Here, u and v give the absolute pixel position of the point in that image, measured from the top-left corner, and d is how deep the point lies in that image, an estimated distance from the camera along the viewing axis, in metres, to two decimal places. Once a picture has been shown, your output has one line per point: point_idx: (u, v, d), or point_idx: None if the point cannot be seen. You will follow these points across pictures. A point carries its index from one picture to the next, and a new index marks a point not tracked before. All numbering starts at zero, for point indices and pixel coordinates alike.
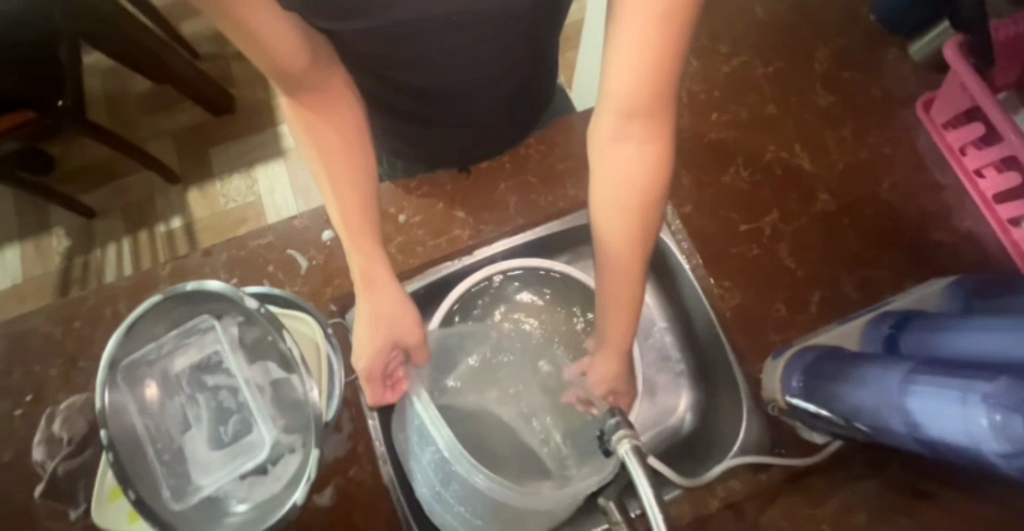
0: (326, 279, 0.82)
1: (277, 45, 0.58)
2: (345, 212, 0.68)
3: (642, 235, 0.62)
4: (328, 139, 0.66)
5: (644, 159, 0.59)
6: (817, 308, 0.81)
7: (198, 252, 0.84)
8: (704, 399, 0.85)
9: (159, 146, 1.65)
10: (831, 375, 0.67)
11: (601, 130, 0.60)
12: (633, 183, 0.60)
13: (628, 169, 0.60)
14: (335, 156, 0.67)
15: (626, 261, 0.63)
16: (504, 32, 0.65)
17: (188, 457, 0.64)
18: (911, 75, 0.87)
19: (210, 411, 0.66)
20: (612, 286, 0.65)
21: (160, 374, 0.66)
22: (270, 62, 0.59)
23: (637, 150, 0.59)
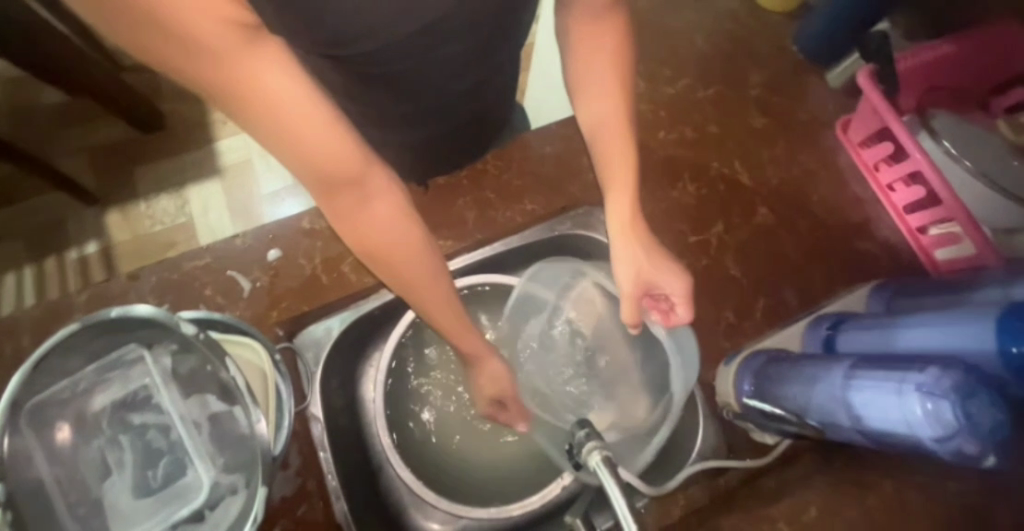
0: (272, 301, 0.77)
1: (301, 135, 0.48)
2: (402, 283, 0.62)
3: (624, 106, 0.70)
4: (382, 240, 0.58)
5: (609, 49, 0.68)
6: (762, 314, 0.85)
7: (122, 276, 0.76)
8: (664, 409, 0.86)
9: (73, 164, 1.50)
10: (781, 375, 0.71)
11: (573, 35, 0.68)
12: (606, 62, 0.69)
13: (602, 57, 0.68)
14: (389, 246, 0.58)
15: (617, 121, 0.70)
16: (467, 50, 0.65)
17: (109, 507, 0.56)
18: (831, 100, 0.96)
19: (136, 453, 0.58)
20: (612, 155, 0.70)
21: (73, 414, 0.57)
22: (319, 167, 0.50)
23: (598, 44, 0.68)
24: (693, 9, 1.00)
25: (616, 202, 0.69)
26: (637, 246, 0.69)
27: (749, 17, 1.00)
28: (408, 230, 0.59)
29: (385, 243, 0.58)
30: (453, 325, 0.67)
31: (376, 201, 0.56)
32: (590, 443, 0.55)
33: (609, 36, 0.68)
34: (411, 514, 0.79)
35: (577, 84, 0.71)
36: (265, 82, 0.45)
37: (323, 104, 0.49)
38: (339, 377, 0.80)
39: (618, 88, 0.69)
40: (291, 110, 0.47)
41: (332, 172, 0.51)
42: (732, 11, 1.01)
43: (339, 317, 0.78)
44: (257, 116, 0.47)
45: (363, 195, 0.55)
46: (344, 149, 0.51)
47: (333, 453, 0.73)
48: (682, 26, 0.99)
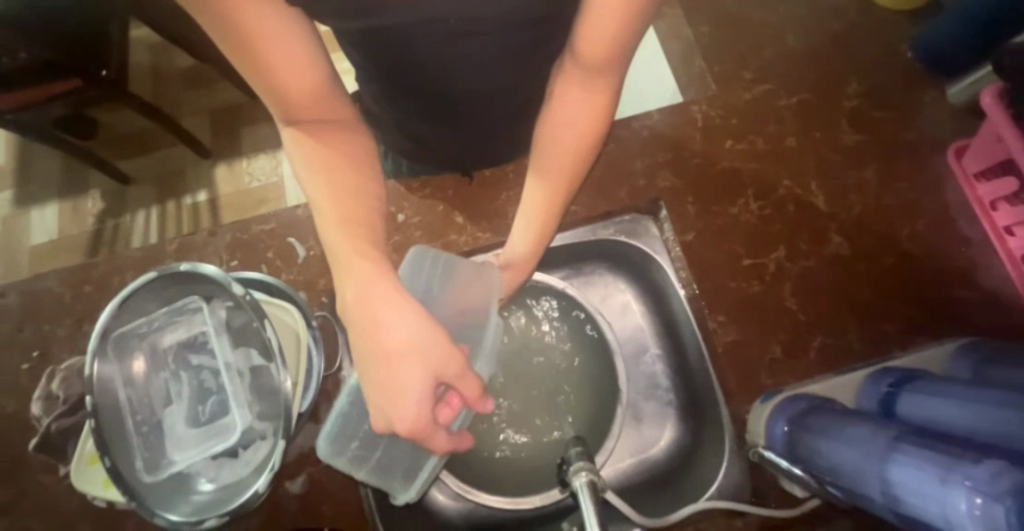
0: (321, 270, 0.83)
1: (277, 67, 0.59)
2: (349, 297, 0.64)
3: (586, 146, 0.69)
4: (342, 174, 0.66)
5: (602, 96, 0.66)
6: (816, 354, 0.77)
7: (204, 231, 0.86)
8: (689, 437, 0.82)
9: (194, 121, 1.71)
10: (818, 428, 0.64)
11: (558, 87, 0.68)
12: (588, 106, 0.67)
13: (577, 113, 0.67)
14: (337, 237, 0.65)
15: (571, 156, 0.69)
16: (516, 43, 0.65)
17: (166, 430, 0.66)
18: (949, 119, 0.83)
19: (191, 389, 0.68)
20: (552, 179, 0.71)
21: (147, 348, 0.68)
22: (286, 99, 0.62)
23: (582, 99, 0.66)
24: (790, 4, 0.90)
25: (528, 221, 0.73)
26: (519, 274, 0.75)
27: (857, 16, 0.88)
28: (361, 172, 0.68)
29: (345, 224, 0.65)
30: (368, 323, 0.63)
31: (330, 139, 0.67)
32: (578, 463, 0.55)
33: (593, 97, 0.66)
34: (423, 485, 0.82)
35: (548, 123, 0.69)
36: (255, 27, 0.56)
37: (305, 54, 0.60)
38: None
39: (589, 132, 0.68)
40: (287, 62, 0.59)
41: (296, 104, 0.63)
42: (838, 9, 0.89)
43: None
44: (245, 54, 0.57)
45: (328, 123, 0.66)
46: (310, 89, 0.62)
47: None
48: (774, 23, 0.89)
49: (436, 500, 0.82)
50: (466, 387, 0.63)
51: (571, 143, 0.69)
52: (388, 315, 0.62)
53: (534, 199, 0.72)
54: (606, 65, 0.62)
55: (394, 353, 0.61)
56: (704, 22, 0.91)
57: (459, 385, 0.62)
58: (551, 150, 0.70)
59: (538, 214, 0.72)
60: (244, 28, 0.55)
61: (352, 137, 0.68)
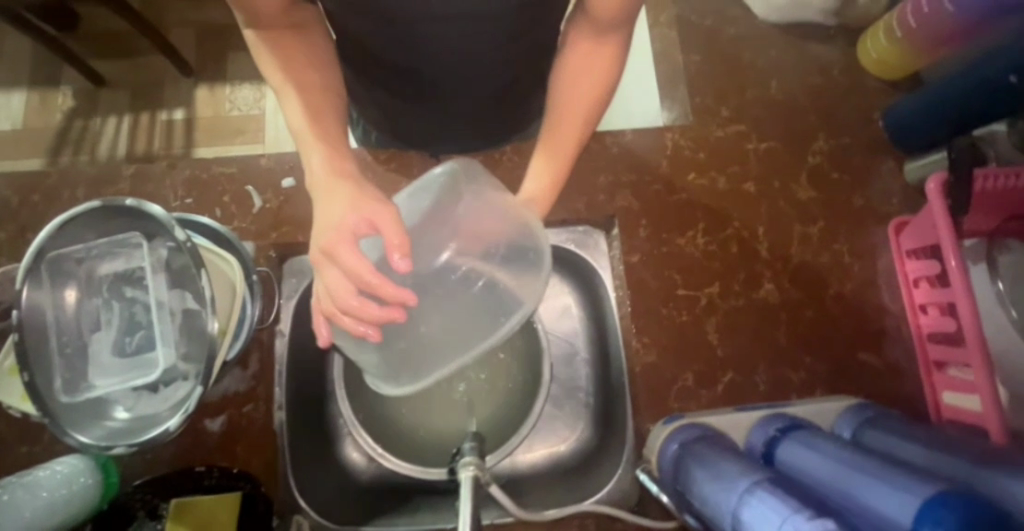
0: (274, 224, 0.84)
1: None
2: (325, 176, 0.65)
3: (589, 104, 0.71)
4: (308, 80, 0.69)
5: (609, 54, 0.69)
6: (723, 389, 0.82)
7: (163, 163, 0.86)
8: (596, 441, 0.87)
9: (181, 35, 1.65)
10: (699, 455, 0.69)
11: (570, 43, 0.70)
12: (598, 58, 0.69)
13: (590, 64, 0.70)
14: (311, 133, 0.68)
15: (581, 113, 0.71)
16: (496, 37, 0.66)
17: (90, 355, 0.68)
18: (898, 193, 0.87)
19: (120, 320, 0.69)
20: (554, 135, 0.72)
21: (82, 274, 0.69)
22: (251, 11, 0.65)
23: (592, 51, 0.69)
24: (779, 51, 0.92)
25: (545, 163, 0.72)
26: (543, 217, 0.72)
27: (839, 77, 0.91)
28: (324, 83, 0.71)
29: (311, 111, 0.68)
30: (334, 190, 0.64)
31: (292, 50, 0.69)
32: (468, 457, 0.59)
33: (600, 53, 0.69)
34: (341, 442, 0.87)
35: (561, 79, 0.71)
36: None
37: None
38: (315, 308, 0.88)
39: (593, 90, 0.70)
40: None
41: (261, 14, 0.66)
42: (822, 65, 0.91)
43: None
44: None
45: (293, 31, 0.69)
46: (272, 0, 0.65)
47: (288, 369, 0.83)
48: (759, 66, 0.91)
49: (350, 457, 0.86)
50: (391, 229, 0.59)
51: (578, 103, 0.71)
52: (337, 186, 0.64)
53: (550, 149, 0.72)
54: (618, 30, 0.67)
55: (331, 196, 0.63)
56: (694, 51, 0.92)
57: (381, 228, 0.59)
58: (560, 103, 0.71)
59: (553, 164, 0.72)
60: None
61: (315, 50, 0.71)
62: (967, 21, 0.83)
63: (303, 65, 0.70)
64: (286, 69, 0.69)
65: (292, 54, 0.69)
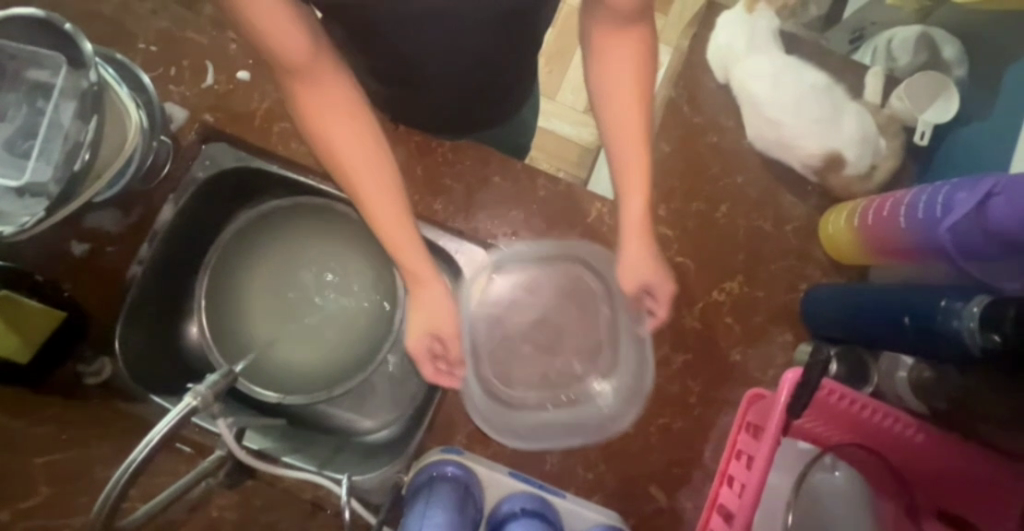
0: (214, 106, 0.88)
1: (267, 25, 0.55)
2: (394, 245, 0.67)
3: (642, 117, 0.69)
4: (345, 147, 0.64)
5: (632, 52, 0.67)
6: (513, 450, 0.84)
7: (148, 4, 0.89)
8: (394, 430, 0.91)
9: None
10: None
11: (595, 51, 0.68)
12: (629, 63, 0.67)
13: (625, 71, 0.67)
14: (368, 201, 0.65)
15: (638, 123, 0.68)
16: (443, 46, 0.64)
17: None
18: (777, 366, 0.85)
19: (23, 122, 0.75)
20: (630, 180, 0.69)
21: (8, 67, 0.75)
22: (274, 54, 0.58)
23: (626, 58, 0.67)
24: (747, 181, 0.88)
25: (643, 189, 0.69)
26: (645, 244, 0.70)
27: (787, 233, 0.87)
28: (361, 136, 0.64)
29: (359, 168, 0.64)
30: (400, 236, 0.66)
31: (332, 119, 0.63)
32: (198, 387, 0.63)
33: (627, 56, 0.67)
34: (187, 316, 0.94)
35: (601, 92, 0.69)
36: None
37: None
38: (220, 196, 0.92)
39: (632, 96, 0.68)
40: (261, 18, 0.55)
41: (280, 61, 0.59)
42: (779, 213, 0.88)
43: (234, 154, 0.88)
44: None
45: (314, 83, 0.61)
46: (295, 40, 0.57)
47: (163, 234, 0.86)
48: (720, 186, 0.88)
49: (188, 332, 0.94)
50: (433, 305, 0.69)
51: (632, 120, 0.68)
52: (424, 297, 0.69)
53: (628, 183, 0.69)
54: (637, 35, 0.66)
55: (404, 252, 0.67)
56: (669, 141, 0.89)
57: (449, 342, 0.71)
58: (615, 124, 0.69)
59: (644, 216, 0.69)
60: None
61: (343, 100, 0.63)
62: (915, 247, 0.72)
63: (335, 130, 0.63)
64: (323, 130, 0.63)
65: (320, 111, 0.62)
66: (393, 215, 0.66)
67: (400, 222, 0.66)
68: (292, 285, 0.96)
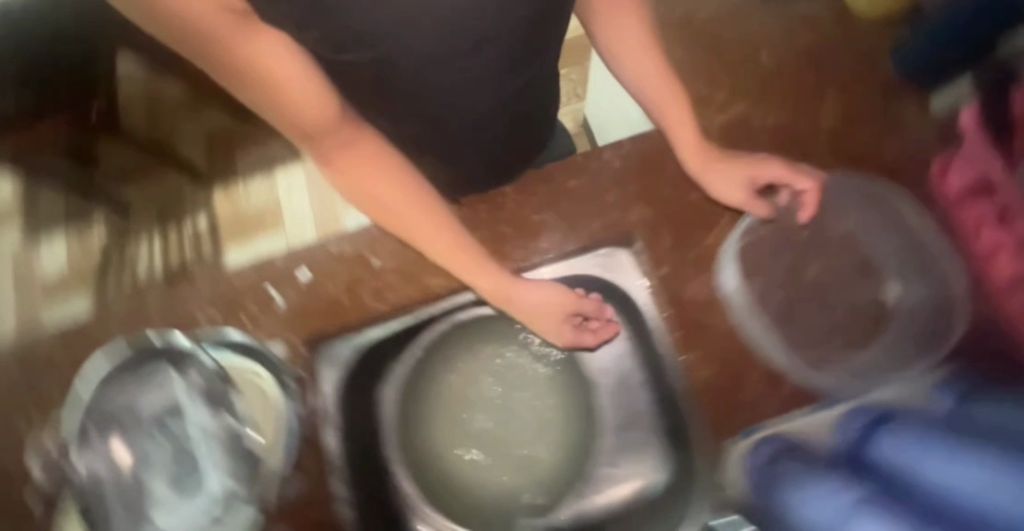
0: (299, 318, 0.85)
1: (301, 94, 0.68)
2: (439, 249, 0.79)
3: (654, 55, 0.84)
4: (373, 187, 0.80)
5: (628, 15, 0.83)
6: (797, 387, 0.74)
7: (182, 284, 0.88)
8: (678, 464, 0.78)
9: (189, 151, 1.78)
10: (784, 477, 0.61)
11: (604, 32, 0.85)
12: (631, 29, 0.83)
13: (624, 32, 0.84)
14: (401, 211, 0.80)
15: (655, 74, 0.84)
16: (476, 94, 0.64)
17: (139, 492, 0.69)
18: (933, 132, 0.80)
19: (171, 459, 0.70)
20: (681, 127, 0.82)
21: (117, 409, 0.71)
22: (294, 118, 0.70)
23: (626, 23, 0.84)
24: (762, 19, 0.87)
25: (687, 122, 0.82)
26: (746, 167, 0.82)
27: (834, 28, 0.85)
28: (397, 176, 0.81)
29: (371, 193, 0.81)
30: (463, 255, 0.78)
31: (349, 170, 0.79)
32: None
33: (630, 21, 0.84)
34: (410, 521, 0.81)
35: (624, 61, 0.85)
36: (257, 56, 0.64)
37: (301, 76, 0.67)
38: (357, 390, 0.83)
39: (649, 55, 0.84)
40: (298, 89, 0.68)
41: (296, 119, 0.71)
42: (812, 20, 0.86)
43: (346, 345, 0.82)
44: (253, 80, 0.66)
45: (340, 142, 0.77)
46: (320, 103, 0.70)
47: (344, 462, 0.79)
48: (745, 40, 0.87)
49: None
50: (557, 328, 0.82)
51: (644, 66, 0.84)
52: (529, 292, 0.81)
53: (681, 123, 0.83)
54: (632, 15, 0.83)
55: (440, 252, 0.79)
56: (675, 43, 0.88)
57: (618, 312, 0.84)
58: (634, 79, 0.85)
59: (718, 131, 0.85)
60: (239, 54, 0.64)
61: (363, 146, 0.79)
62: None
63: (357, 168, 0.79)
64: (348, 175, 0.80)
65: (340, 153, 0.78)
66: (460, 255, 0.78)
67: (421, 220, 0.80)
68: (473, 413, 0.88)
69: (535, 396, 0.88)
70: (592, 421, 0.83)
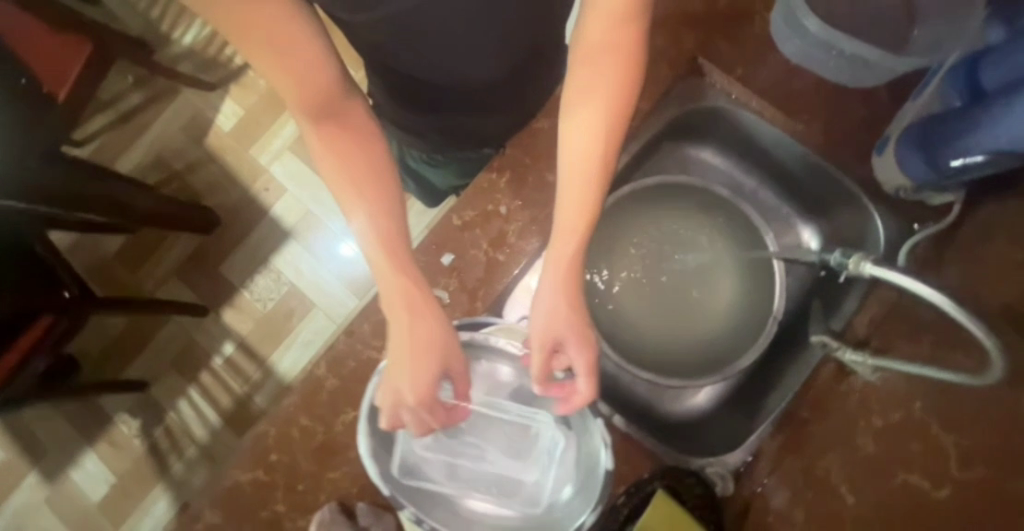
0: (470, 295, 0.85)
1: (287, 47, 0.61)
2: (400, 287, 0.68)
3: (612, 92, 0.69)
4: (353, 161, 0.69)
5: (627, 19, 0.67)
6: (888, 96, 0.86)
7: (341, 337, 0.84)
8: (824, 223, 0.93)
9: (168, 289, 1.61)
10: (962, 131, 0.73)
11: (580, 46, 0.69)
12: (628, 35, 0.67)
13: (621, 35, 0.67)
14: (379, 228, 0.69)
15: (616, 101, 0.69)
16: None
17: (489, 466, 0.73)
18: None
19: (482, 438, 0.74)
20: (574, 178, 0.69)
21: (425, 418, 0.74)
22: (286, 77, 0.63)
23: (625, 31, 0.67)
24: None
25: (584, 142, 0.69)
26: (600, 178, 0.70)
27: None
28: (383, 190, 0.70)
29: (384, 212, 0.69)
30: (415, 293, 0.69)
31: (338, 139, 0.69)
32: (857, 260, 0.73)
33: (627, 33, 0.67)
34: (665, 401, 0.91)
35: (582, 78, 0.69)
36: (266, 19, 0.59)
37: (321, 62, 0.64)
38: None
39: (620, 80, 0.68)
40: (297, 49, 0.62)
41: (293, 89, 0.64)
42: None
43: (524, 284, 0.87)
44: (240, 32, 0.59)
45: (336, 121, 0.68)
46: (319, 76, 0.64)
47: None
48: None
49: (684, 403, 0.92)
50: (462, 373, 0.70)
51: (609, 64, 0.68)
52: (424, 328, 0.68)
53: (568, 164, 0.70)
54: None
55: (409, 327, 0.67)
56: None
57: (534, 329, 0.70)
58: (589, 92, 0.69)
59: (596, 153, 0.69)
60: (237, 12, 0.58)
61: (359, 139, 0.69)
62: None
63: (350, 153, 0.69)
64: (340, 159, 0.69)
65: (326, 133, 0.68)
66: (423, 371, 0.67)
67: (406, 265, 0.69)
68: (645, 294, 0.96)
69: (683, 249, 0.97)
70: (743, 235, 0.95)
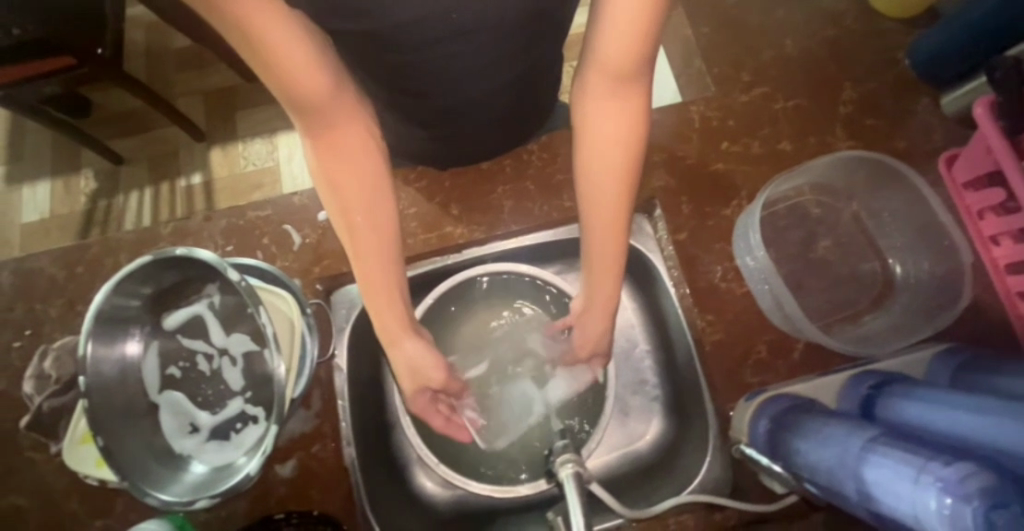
0: (315, 257, 0.84)
1: (292, 64, 0.52)
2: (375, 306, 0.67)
3: (622, 181, 0.64)
4: (340, 173, 0.62)
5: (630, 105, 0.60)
6: (800, 355, 0.78)
7: (198, 216, 0.87)
8: (673, 431, 0.84)
9: (189, 103, 1.72)
10: (795, 427, 0.64)
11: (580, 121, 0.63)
12: (624, 130, 0.62)
13: (620, 130, 0.62)
14: (368, 242, 0.64)
15: (617, 196, 0.64)
16: (475, 53, 0.61)
17: (175, 397, 0.72)
18: (939, 128, 0.84)
19: (187, 372, 0.73)
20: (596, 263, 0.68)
21: (160, 342, 0.73)
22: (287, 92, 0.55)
23: (619, 112, 0.61)
24: (787, 8, 0.91)
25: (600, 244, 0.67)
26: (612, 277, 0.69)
27: (856, 22, 0.90)
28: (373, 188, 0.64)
29: (355, 230, 0.64)
30: (387, 293, 0.67)
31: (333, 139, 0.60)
32: (565, 456, 0.61)
33: (627, 112, 0.61)
34: (412, 472, 0.85)
35: (586, 163, 0.64)
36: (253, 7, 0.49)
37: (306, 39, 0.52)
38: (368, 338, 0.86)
39: (620, 166, 0.63)
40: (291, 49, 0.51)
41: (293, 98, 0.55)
42: (837, 14, 0.90)
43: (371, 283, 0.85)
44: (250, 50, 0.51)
45: (325, 121, 0.59)
46: (310, 75, 0.54)
47: (350, 402, 0.80)
48: (772, 27, 0.91)
49: (425, 487, 0.85)
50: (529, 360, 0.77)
51: (616, 132, 0.62)
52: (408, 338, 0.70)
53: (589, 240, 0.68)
54: (631, 66, 0.57)
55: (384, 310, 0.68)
56: (703, 23, 0.92)
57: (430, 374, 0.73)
58: (597, 176, 0.64)
59: (606, 250, 0.67)
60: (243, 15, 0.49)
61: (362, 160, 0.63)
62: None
63: (344, 155, 0.61)
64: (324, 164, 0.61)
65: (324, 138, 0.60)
66: (389, 308, 0.68)
67: (375, 270, 0.65)
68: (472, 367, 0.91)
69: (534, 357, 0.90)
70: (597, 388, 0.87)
